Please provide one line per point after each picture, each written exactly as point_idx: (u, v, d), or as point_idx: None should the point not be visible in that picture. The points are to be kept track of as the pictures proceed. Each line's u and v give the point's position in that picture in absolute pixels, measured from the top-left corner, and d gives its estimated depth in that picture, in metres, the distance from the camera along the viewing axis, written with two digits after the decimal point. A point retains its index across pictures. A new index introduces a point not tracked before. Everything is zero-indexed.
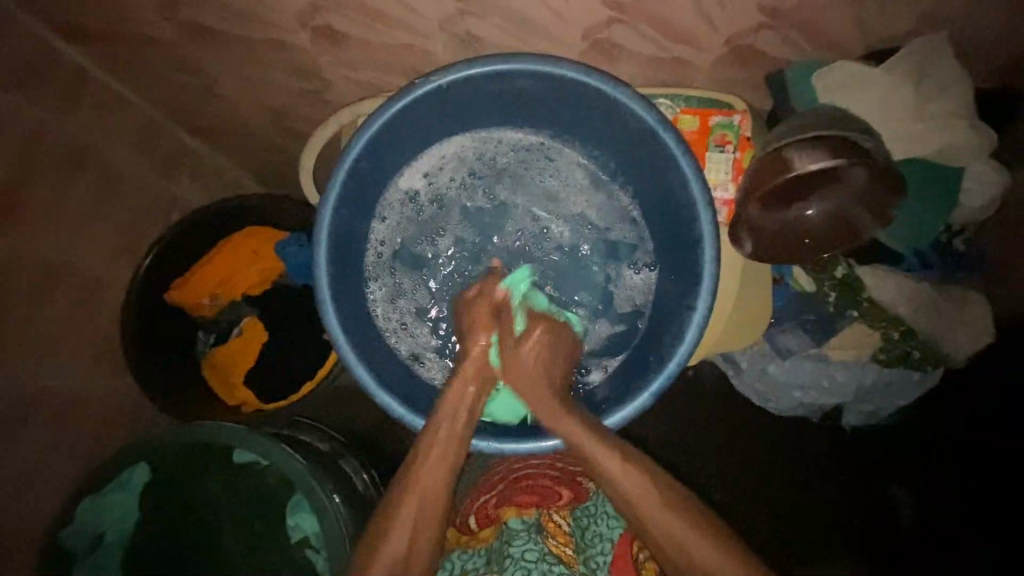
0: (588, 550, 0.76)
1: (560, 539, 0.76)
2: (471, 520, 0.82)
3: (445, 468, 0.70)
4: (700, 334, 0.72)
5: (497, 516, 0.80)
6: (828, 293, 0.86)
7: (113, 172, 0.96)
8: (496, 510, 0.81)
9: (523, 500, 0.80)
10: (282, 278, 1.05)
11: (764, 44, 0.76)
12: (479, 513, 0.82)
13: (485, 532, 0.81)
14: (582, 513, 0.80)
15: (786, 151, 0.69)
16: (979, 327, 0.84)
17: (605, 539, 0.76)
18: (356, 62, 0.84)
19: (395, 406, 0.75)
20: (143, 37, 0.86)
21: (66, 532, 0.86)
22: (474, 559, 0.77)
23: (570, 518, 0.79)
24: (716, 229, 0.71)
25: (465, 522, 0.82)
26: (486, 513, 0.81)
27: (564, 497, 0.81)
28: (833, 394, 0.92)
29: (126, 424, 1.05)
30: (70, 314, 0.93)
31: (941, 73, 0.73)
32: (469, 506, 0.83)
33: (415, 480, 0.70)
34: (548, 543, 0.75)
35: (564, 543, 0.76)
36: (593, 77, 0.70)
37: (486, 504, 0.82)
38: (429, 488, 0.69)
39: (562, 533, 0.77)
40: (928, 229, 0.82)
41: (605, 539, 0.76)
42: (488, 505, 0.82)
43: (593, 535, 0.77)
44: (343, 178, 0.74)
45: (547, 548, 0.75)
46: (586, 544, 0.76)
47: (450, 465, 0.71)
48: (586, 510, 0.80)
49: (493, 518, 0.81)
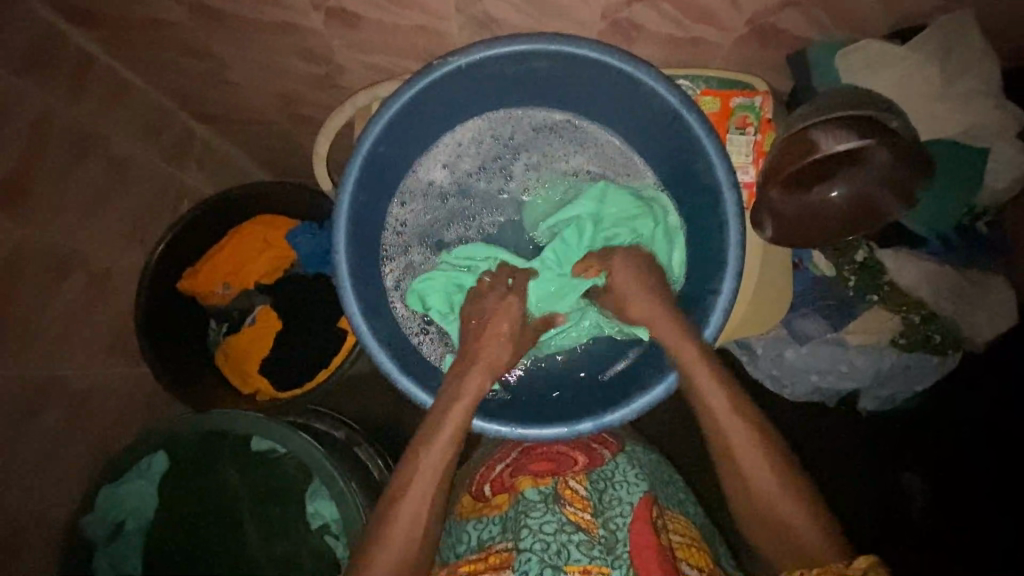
0: (607, 512, 0.74)
1: (578, 505, 0.74)
2: (486, 487, 0.82)
3: (444, 453, 0.68)
4: (725, 316, 0.72)
5: (513, 484, 0.79)
6: (847, 278, 0.87)
7: (124, 159, 0.95)
8: (512, 480, 0.80)
9: (539, 470, 0.80)
10: (293, 268, 1.05)
11: (786, 24, 0.75)
12: (495, 481, 0.82)
13: (499, 499, 0.80)
14: (598, 477, 0.78)
15: (811, 132, 0.68)
16: (1002, 310, 0.83)
17: (624, 502, 0.74)
18: (368, 45, 0.83)
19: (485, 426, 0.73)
20: (152, 22, 0.85)
21: (87, 522, 0.85)
22: (490, 528, 0.77)
23: (587, 483, 0.77)
24: (740, 213, 0.70)
25: (481, 491, 0.82)
26: (502, 482, 0.81)
27: (580, 463, 0.80)
28: (851, 377, 0.91)
29: (141, 415, 1.05)
30: (83, 302, 0.92)
31: (966, 50, 0.71)
32: (484, 475, 0.84)
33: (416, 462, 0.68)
34: (566, 512, 0.73)
35: (583, 509, 0.74)
36: (616, 58, 0.69)
37: (502, 473, 0.82)
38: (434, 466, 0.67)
39: (579, 499, 0.75)
40: (953, 210, 0.80)
41: (623, 502, 0.74)
42: (503, 474, 0.82)
43: (611, 498, 0.75)
44: (360, 163, 0.73)
45: (565, 518, 0.72)
46: (605, 507, 0.74)
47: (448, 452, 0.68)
48: (602, 474, 0.79)
49: (509, 486, 0.80)
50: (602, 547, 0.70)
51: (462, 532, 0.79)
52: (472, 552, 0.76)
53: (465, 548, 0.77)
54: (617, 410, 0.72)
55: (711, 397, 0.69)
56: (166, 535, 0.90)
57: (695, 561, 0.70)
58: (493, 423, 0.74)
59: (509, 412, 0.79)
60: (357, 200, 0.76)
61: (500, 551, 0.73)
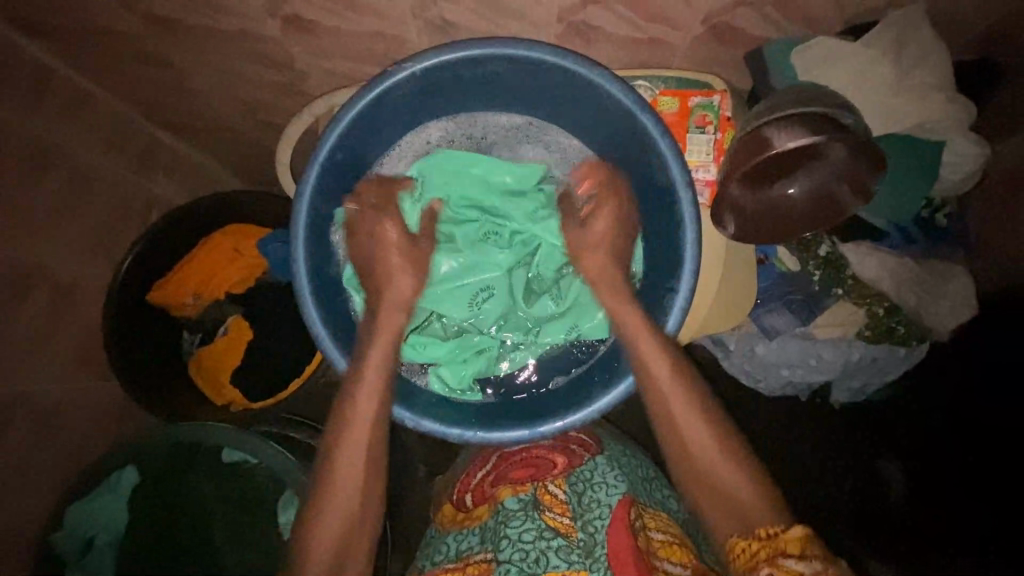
0: (585, 515, 0.73)
1: (557, 510, 0.74)
2: (467, 497, 0.82)
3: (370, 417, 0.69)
4: (683, 315, 0.72)
5: (493, 494, 0.79)
6: (812, 272, 0.87)
7: (87, 171, 0.94)
8: (492, 489, 0.80)
9: (518, 477, 0.79)
10: (264, 277, 1.04)
11: (741, 22, 0.75)
12: (476, 491, 0.81)
13: (479, 510, 0.80)
14: (577, 479, 0.77)
15: (764, 130, 0.68)
16: (963, 300, 0.85)
17: (603, 504, 0.73)
18: (328, 52, 0.83)
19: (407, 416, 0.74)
20: (109, 32, 0.84)
21: (55, 537, 0.83)
22: (469, 538, 0.76)
23: (565, 486, 0.77)
24: (696, 211, 0.71)
25: (461, 500, 0.82)
26: (482, 491, 0.81)
27: (559, 465, 0.79)
28: (823, 371, 0.91)
29: (114, 428, 1.04)
30: (49, 316, 0.91)
31: (918, 45, 0.73)
32: (465, 483, 0.83)
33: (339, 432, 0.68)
34: (545, 518, 0.73)
35: (562, 514, 0.74)
36: (570, 62, 0.69)
37: (483, 481, 0.81)
38: (362, 429, 0.69)
39: (558, 504, 0.75)
40: (912, 203, 0.81)
41: (602, 504, 0.73)
42: (484, 483, 0.81)
43: (590, 500, 0.74)
44: (318, 170, 0.73)
45: (544, 524, 0.73)
46: (584, 510, 0.73)
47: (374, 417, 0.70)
48: (580, 475, 0.78)
49: (490, 496, 0.80)
50: (581, 551, 0.70)
51: (440, 543, 0.80)
52: (447, 560, 0.76)
53: (442, 557, 0.77)
54: (578, 412, 0.73)
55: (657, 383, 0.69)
56: (138, 546, 0.90)
57: (677, 559, 0.68)
58: (455, 427, 0.74)
59: (471, 417, 0.79)
60: (315, 208, 0.76)
61: (478, 562, 0.72)
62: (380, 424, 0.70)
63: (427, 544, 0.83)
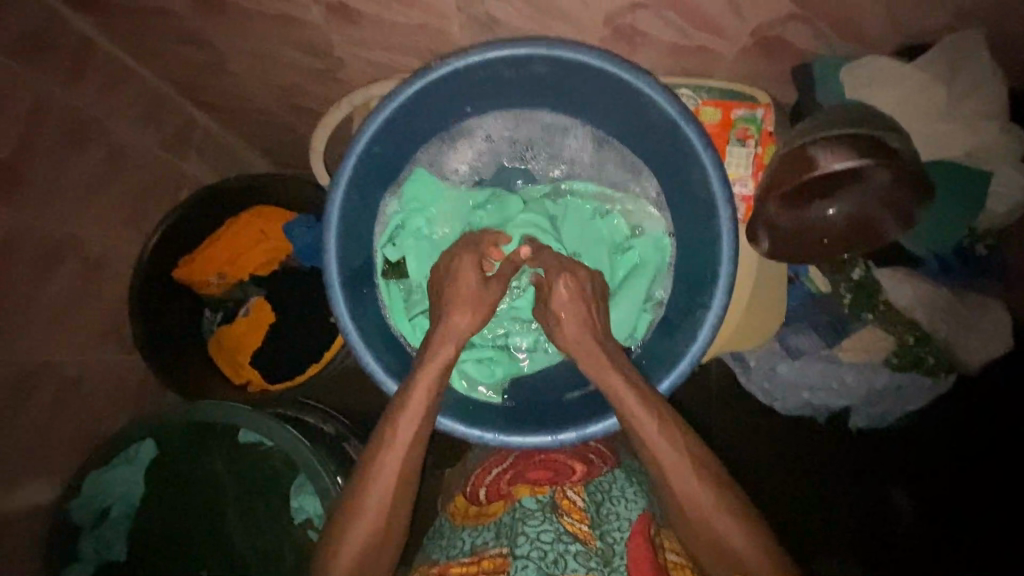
0: (604, 525, 0.73)
1: (575, 516, 0.74)
2: (481, 492, 0.81)
3: (420, 417, 0.69)
4: (714, 331, 0.71)
5: (511, 493, 0.79)
6: (843, 296, 0.86)
7: (122, 148, 0.95)
8: (509, 487, 0.79)
9: (537, 477, 0.79)
10: (289, 260, 1.05)
11: (792, 36, 0.73)
12: (491, 487, 0.80)
13: (494, 507, 0.79)
14: (595, 489, 0.78)
15: (810, 151, 0.66)
16: (998, 336, 0.82)
17: (622, 517, 0.74)
18: (368, 41, 0.82)
19: (466, 428, 0.74)
20: (153, 10, 0.85)
21: (72, 505, 0.86)
22: (485, 534, 0.75)
23: (584, 493, 0.77)
24: (734, 227, 0.70)
25: (475, 494, 0.81)
26: (497, 488, 0.80)
27: (578, 472, 0.79)
28: (843, 396, 0.91)
29: (134, 401, 1.06)
30: (78, 287, 0.92)
31: (975, 68, 0.69)
32: (478, 478, 0.82)
33: (389, 430, 0.69)
34: (563, 522, 0.73)
35: (580, 520, 0.74)
36: (615, 67, 0.68)
37: (499, 479, 0.80)
38: (407, 439, 0.68)
39: (577, 510, 0.75)
40: (951, 232, 0.79)
41: (621, 517, 0.74)
42: (499, 481, 0.80)
43: (608, 512, 0.75)
44: (356, 160, 0.73)
45: (562, 528, 0.72)
46: (602, 520, 0.74)
47: (422, 425, 0.70)
48: (599, 486, 0.79)
49: (505, 494, 0.79)
50: (600, 558, 0.69)
51: (455, 538, 0.77)
52: (462, 555, 0.73)
53: (455, 551, 0.74)
54: (600, 423, 0.72)
55: (657, 440, 0.66)
56: (149, 521, 0.91)
57: None
58: (476, 428, 0.74)
59: (499, 420, 0.79)
60: (350, 197, 0.76)
61: (494, 557, 0.72)
62: (419, 441, 0.69)
63: (436, 532, 0.83)
